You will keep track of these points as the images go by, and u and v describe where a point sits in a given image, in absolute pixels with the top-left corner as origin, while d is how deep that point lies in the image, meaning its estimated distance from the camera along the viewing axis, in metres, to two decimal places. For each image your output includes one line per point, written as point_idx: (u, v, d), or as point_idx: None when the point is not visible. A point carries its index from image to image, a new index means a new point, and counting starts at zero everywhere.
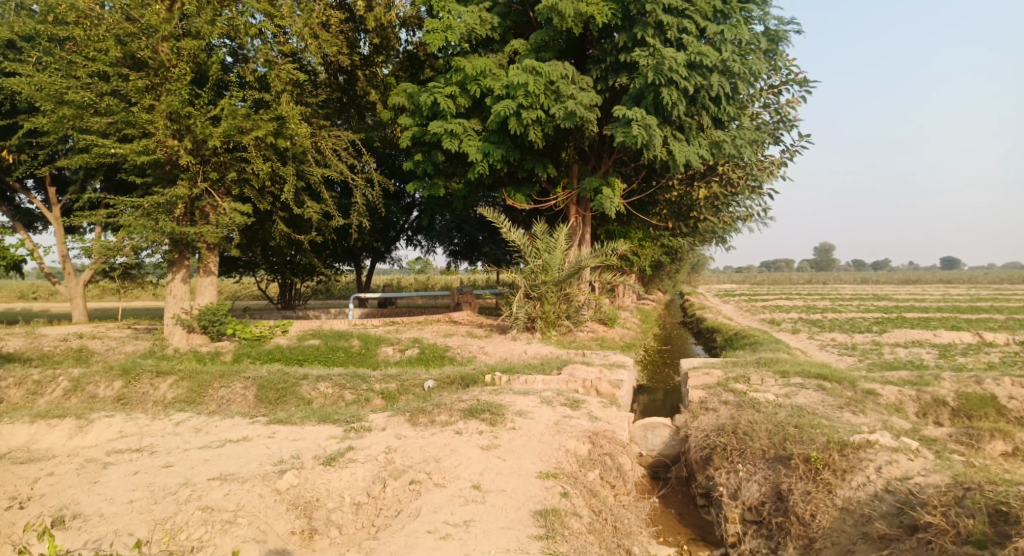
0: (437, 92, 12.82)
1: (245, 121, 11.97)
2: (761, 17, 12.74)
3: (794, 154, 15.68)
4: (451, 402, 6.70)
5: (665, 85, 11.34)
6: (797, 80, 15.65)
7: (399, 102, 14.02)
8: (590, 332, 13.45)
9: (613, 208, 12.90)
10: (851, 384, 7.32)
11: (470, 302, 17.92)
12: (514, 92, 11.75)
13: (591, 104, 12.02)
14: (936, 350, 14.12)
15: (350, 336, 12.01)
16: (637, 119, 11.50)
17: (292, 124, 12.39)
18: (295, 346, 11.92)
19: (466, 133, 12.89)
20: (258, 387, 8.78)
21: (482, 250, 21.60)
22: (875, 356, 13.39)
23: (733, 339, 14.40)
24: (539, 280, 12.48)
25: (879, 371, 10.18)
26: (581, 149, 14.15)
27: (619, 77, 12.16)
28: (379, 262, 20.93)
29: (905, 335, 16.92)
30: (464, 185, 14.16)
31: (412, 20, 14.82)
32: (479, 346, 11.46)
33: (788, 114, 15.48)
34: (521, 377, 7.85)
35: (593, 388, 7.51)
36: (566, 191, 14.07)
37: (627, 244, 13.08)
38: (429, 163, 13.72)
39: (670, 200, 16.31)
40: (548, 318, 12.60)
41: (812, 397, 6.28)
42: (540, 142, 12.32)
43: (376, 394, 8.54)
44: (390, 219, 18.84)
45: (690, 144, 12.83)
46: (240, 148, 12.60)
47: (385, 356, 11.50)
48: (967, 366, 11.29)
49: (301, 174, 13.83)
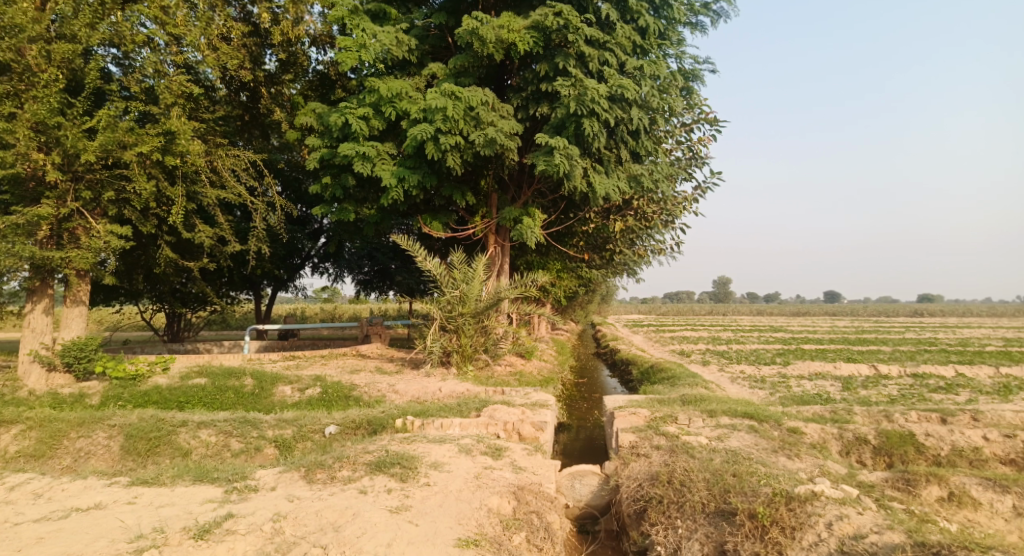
0: (348, 112, 12.06)
1: (128, 136, 10.77)
2: (676, 56, 12.86)
3: (705, 190, 15.93)
4: (355, 453, 5.90)
5: (587, 116, 11.14)
6: (708, 120, 16.01)
7: (306, 122, 13.13)
8: (507, 367, 12.87)
9: (532, 239, 12.50)
10: (777, 424, 7.11)
11: (380, 333, 16.96)
12: (432, 116, 11.21)
13: (510, 132, 11.65)
14: (840, 382, 14.52)
15: (243, 375, 10.85)
16: (558, 148, 11.20)
17: (183, 140, 11.28)
18: (177, 387, 10.61)
19: (380, 157, 12.17)
20: (126, 436, 7.61)
21: (394, 280, 20.70)
22: (785, 389, 13.57)
23: (649, 372, 14.23)
24: (455, 312, 11.83)
25: (795, 406, 10.17)
26: (500, 177, 13.76)
27: (539, 106, 11.87)
28: (282, 291, 19.57)
29: (809, 367, 17.44)
30: (377, 211, 13.36)
31: (323, 37, 14.02)
32: (389, 384, 10.63)
33: (699, 152, 15.75)
34: (437, 421, 7.15)
35: (515, 431, 6.92)
36: (484, 220, 13.61)
37: (545, 275, 12.69)
38: (338, 187, 12.86)
39: (587, 232, 16.17)
40: (464, 352, 11.94)
41: (745, 440, 5.93)
42: (458, 169, 11.79)
43: (268, 443, 7.58)
44: (295, 246, 17.67)
45: (610, 176, 12.68)
46: (121, 165, 11.30)
47: (282, 396, 10.42)
48: (871, 400, 11.57)
49: (192, 195, 12.60)
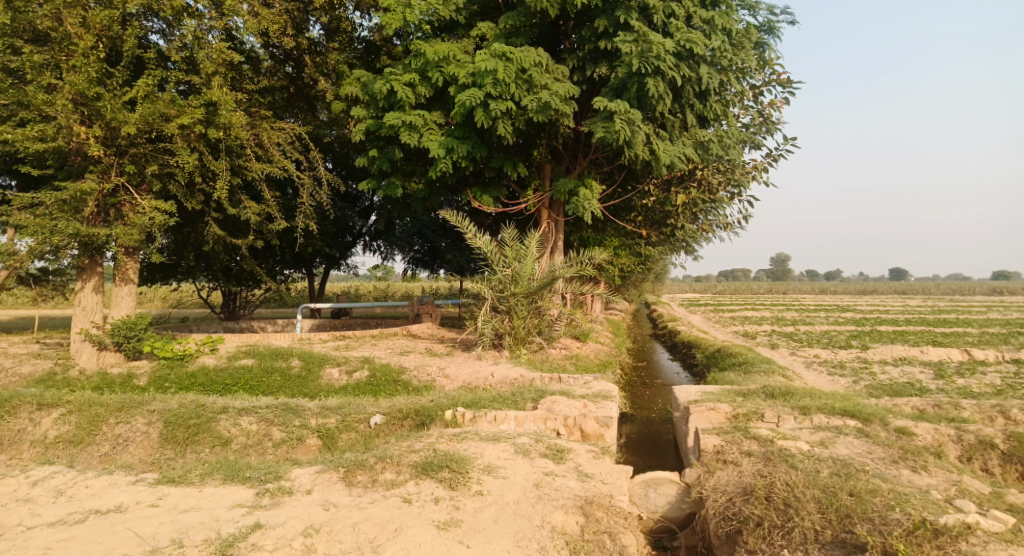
0: (393, 79, 11.39)
1: (170, 107, 10.43)
2: (749, 7, 11.63)
3: (777, 158, 14.64)
4: (399, 452, 5.24)
5: (652, 74, 10.11)
6: (779, 82, 14.69)
7: (351, 91, 12.54)
8: (563, 349, 12.10)
9: (589, 212, 11.63)
10: (881, 423, 6.13)
11: (430, 313, 16.41)
12: (481, 79, 10.42)
13: (566, 96, 10.72)
14: (930, 370, 13.18)
15: (289, 356, 10.42)
16: (619, 112, 10.25)
17: (224, 112, 10.85)
18: (223, 368, 10.26)
19: (427, 127, 11.46)
20: (164, 424, 7.19)
21: (445, 258, 20.13)
22: (869, 376, 12.37)
23: (715, 356, 13.24)
24: (507, 292, 11.11)
25: (888, 398, 9.07)
26: (554, 147, 12.91)
27: (598, 67, 10.89)
28: (333, 269, 19.25)
29: (891, 352, 16.02)
30: (425, 185, 12.69)
31: (366, 1, 13.34)
32: (439, 367, 10.02)
33: (770, 117, 14.47)
34: (490, 413, 6.46)
35: (577, 427, 6.19)
36: (537, 193, 12.78)
37: (604, 252, 11.80)
38: (385, 160, 12.24)
39: (647, 206, 15.15)
40: (517, 334, 11.23)
41: (856, 447, 4.99)
42: (510, 137, 10.96)
43: (310, 432, 7.08)
44: (345, 223, 17.27)
45: (675, 142, 11.65)
46: (165, 138, 10.95)
47: (329, 380, 9.94)
48: (972, 391, 10.32)
49: (237, 169, 12.21)
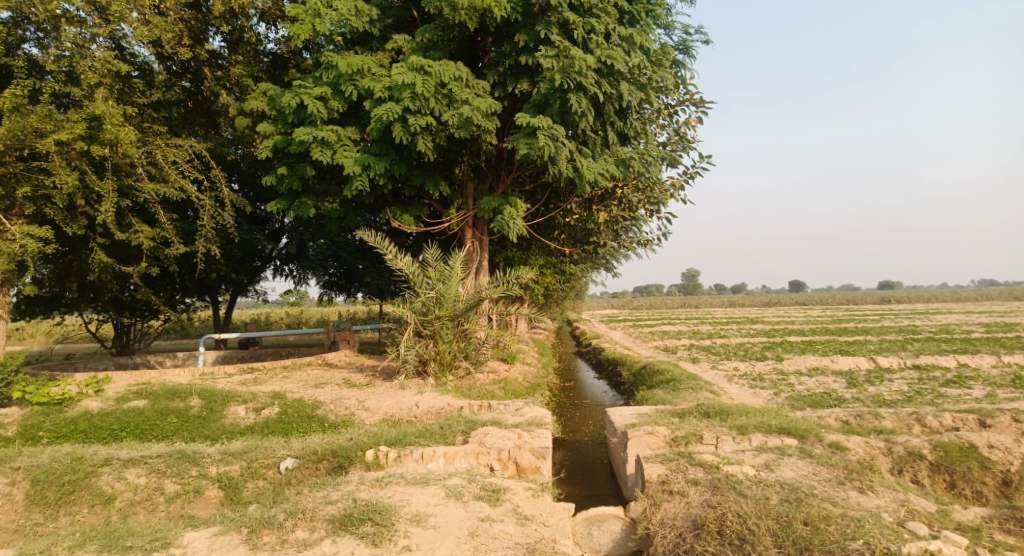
0: (303, 92, 10.74)
1: (45, 121, 9.36)
2: (665, 26, 11.79)
3: (693, 175, 14.91)
4: (313, 504, 4.64)
5: (574, 90, 9.99)
6: (692, 101, 15.03)
7: (257, 106, 11.74)
8: (490, 374, 11.65)
9: (513, 231, 11.33)
10: (818, 439, 6.04)
11: (347, 339, 15.57)
12: (398, 93, 9.95)
13: (487, 111, 10.42)
14: (843, 378, 13.62)
15: (188, 395, 9.44)
16: (543, 128, 10.06)
17: (110, 126, 9.77)
18: (111, 412, 9.15)
19: (341, 143, 10.85)
20: (32, 483, 6.21)
21: (362, 281, 19.31)
22: (788, 388, 12.61)
23: (642, 374, 13.16)
24: (431, 315, 10.59)
25: (813, 410, 9.15)
26: (476, 164, 12.58)
27: (519, 82, 10.68)
28: (241, 296, 18.03)
29: (805, 362, 16.53)
30: (340, 205, 12.02)
31: (273, 12, 12.62)
32: (358, 399, 9.34)
33: (686, 136, 14.74)
34: (416, 450, 5.92)
35: (511, 460, 5.78)
36: (460, 212, 12.37)
37: (530, 271, 11.51)
38: (296, 178, 11.49)
39: (569, 224, 15.05)
40: (442, 360, 10.69)
41: (801, 469, 4.81)
42: (430, 154, 10.52)
43: (209, 483, 6.33)
44: (253, 247, 16.21)
45: (597, 159, 11.57)
46: (40, 156, 9.79)
47: (234, 419, 9.05)
48: (887, 399, 10.64)
49: (127, 190, 11.11)
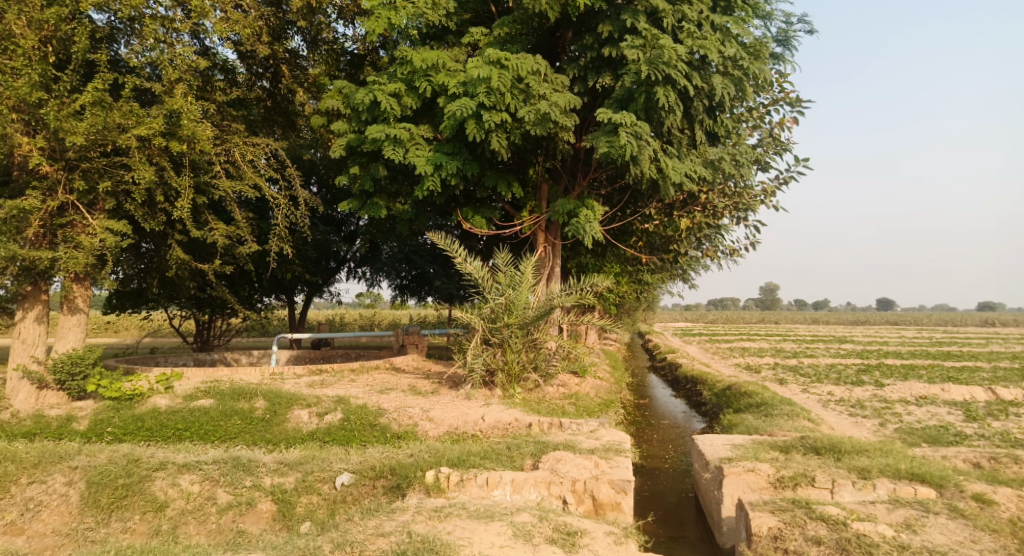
0: (376, 89, 10.43)
1: (127, 117, 9.45)
2: (764, 16, 10.80)
3: (786, 180, 13.72)
4: (364, 536, 4.09)
5: (661, 83, 9.20)
6: (787, 101, 13.88)
7: (331, 105, 11.53)
8: (562, 387, 10.94)
9: (590, 236, 10.62)
10: (959, 488, 5.01)
11: (416, 344, 15.22)
12: (472, 89, 9.45)
13: (566, 108, 9.79)
14: (960, 410, 12.08)
15: (253, 396, 9.22)
16: (625, 125, 9.32)
17: (188, 122, 9.74)
18: (178, 409, 9.03)
19: (413, 142, 10.46)
20: (88, 484, 5.99)
21: (433, 285, 19.01)
22: (895, 418, 11.26)
23: (727, 394, 12.12)
24: (500, 323, 10.01)
25: (934, 448, 7.95)
26: (552, 166, 11.95)
27: (601, 77, 9.97)
28: (314, 297, 18.06)
29: (911, 389, 14.91)
30: (411, 206, 11.66)
31: (349, 10, 12.46)
32: (422, 409, 8.84)
33: (779, 138, 13.60)
34: (482, 475, 5.29)
35: (587, 494, 5.09)
36: (533, 215, 11.75)
37: (607, 279, 10.75)
38: (366, 178, 11.20)
39: (648, 230, 14.17)
40: (511, 371, 10.08)
41: (952, 533, 3.87)
42: (504, 153, 9.95)
43: (263, 495, 5.93)
44: (327, 248, 16.19)
45: (683, 160, 10.68)
46: (120, 152, 9.88)
47: (297, 423, 8.73)
48: (1020, 438, 9.22)
49: (203, 188, 11.11)
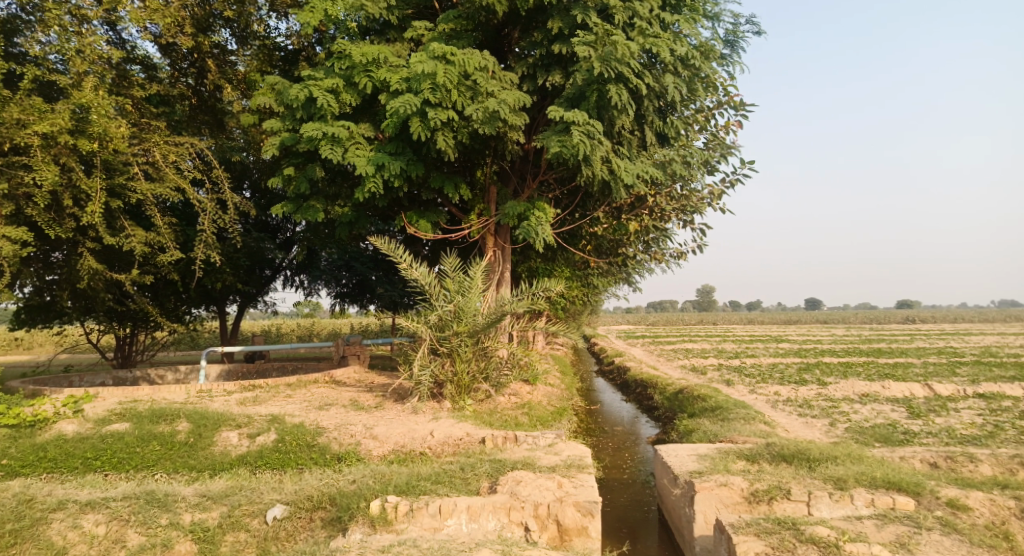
0: (312, 85, 9.74)
1: (28, 112, 8.46)
2: (712, 16, 10.69)
3: (732, 183, 13.69)
4: None
5: (613, 81, 8.91)
6: (732, 104, 13.87)
7: (263, 102, 10.71)
8: (513, 397, 10.47)
9: (540, 239, 10.22)
10: (938, 495, 4.79)
11: (357, 355, 14.45)
12: (417, 85, 8.90)
13: (515, 106, 9.36)
14: (904, 408, 12.23)
15: (176, 419, 8.38)
16: (577, 124, 8.96)
17: (98, 117, 8.82)
18: (88, 435, 8.09)
19: (353, 141, 9.79)
20: None
21: (375, 293, 18.23)
22: (844, 418, 11.28)
23: (680, 399, 11.90)
24: (449, 332, 9.47)
25: (893, 449, 7.84)
26: (500, 167, 11.51)
27: (550, 74, 9.60)
28: (248, 307, 17.01)
29: (855, 387, 15.12)
30: (351, 209, 10.98)
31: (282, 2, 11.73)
32: (365, 426, 8.20)
33: (725, 140, 13.57)
34: (434, 503, 4.77)
35: (549, 522, 4.67)
36: (481, 218, 11.23)
37: (558, 283, 10.36)
38: (302, 180, 10.44)
39: (597, 233, 13.89)
40: (460, 382, 9.56)
41: (949, 551, 3.58)
42: (451, 154, 9.42)
43: (182, 535, 5.21)
44: (261, 256, 15.25)
45: (635, 161, 10.43)
46: (20, 151, 8.81)
47: (226, 446, 7.95)
48: (968, 434, 9.29)
49: (118, 191, 10.14)
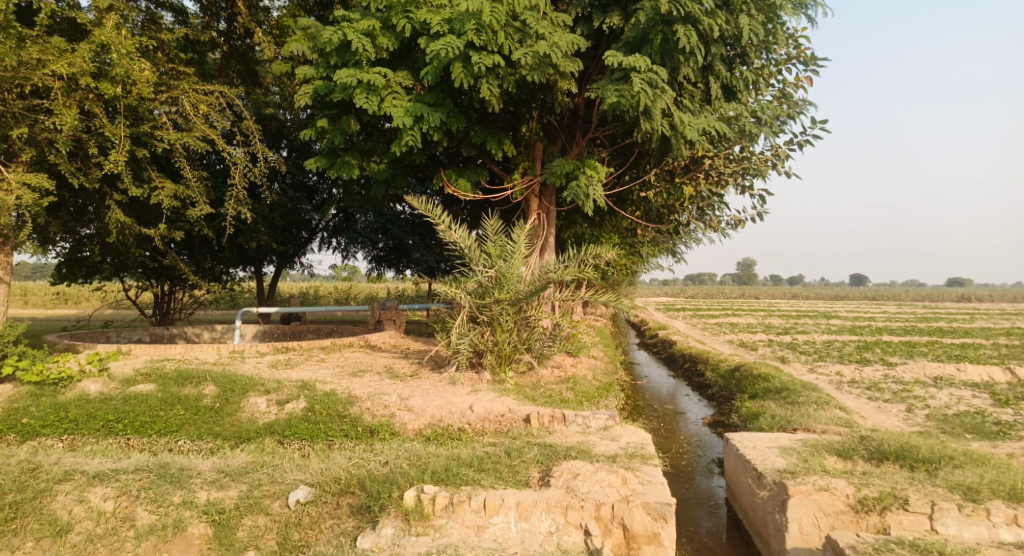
0: (346, 27, 8.95)
1: (46, 51, 7.95)
2: None
3: (799, 144, 12.50)
4: None
5: (681, 21, 7.90)
6: (802, 57, 12.58)
7: (295, 48, 10.00)
8: (557, 370, 9.75)
9: (590, 200, 9.35)
10: None
11: (393, 320, 13.88)
12: (459, 26, 8.03)
13: (568, 50, 8.41)
14: (986, 395, 11.11)
15: (203, 382, 7.89)
16: (639, 70, 7.99)
17: (120, 57, 8.23)
18: (111, 396, 7.65)
19: (389, 90, 9.01)
20: None
21: (412, 257, 17.62)
22: (921, 404, 10.25)
23: (737, 378, 11.01)
24: (490, 298, 8.74)
25: (995, 445, 6.87)
26: (549, 121, 10.62)
27: (608, 15, 8.62)
28: (284, 268, 16.57)
29: (925, 370, 13.96)
30: (387, 166, 10.26)
31: None
32: (400, 396, 7.57)
33: (794, 97, 12.34)
34: (478, 497, 4.13)
35: (611, 527, 3.97)
36: (526, 176, 10.34)
37: (609, 249, 9.51)
38: (335, 134, 9.73)
39: (649, 197, 12.91)
40: (501, 352, 8.85)
41: None
42: (496, 105, 8.55)
43: (196, 516, 4.65)
44: (297, 216, 14.74)
45: (698, 115, 9.39)
46: (41, 93, 8.34)
47: (252, 412, 7.42)
48: None
49: (145, 141, 9.63)
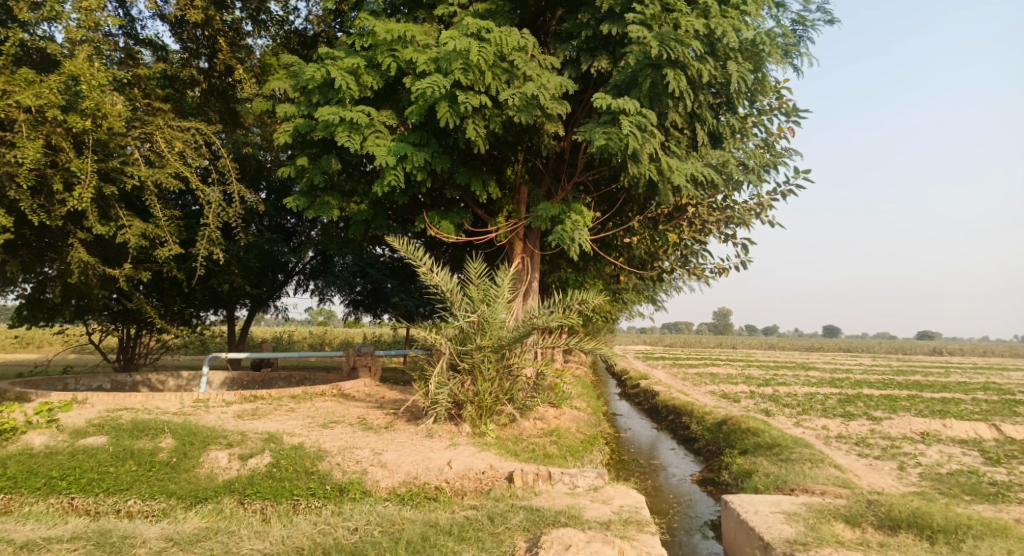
0: (330, 64, 8.77)
1: (13, 82, 7.62)
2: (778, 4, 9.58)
3: (782, 193, 12.50)
4: None
5: (671, 67, 7.84)
6: (784, 109, 12.69)
7: (277, 86, 9.78)
8: (540, 423, 9.31)
9: (577, 246, 9.11)
10: None
11: (369, 367, 13.35)
12: (447, 64, 7.89)
13: (556, 93, 8.30)
14: (977, 452, 10.87)
15: (160, 434, 7.33)
16: (628, 114, 7.88)
17: (92, 90, 7.92)
18: (59, 449, 7.05)
19: (372, 128, 8.78)
20: None
21: (390, 302, 17.17)
22: (913, 461, 9.96)
23: (725, 432, 10.64)
24: (472, 345, 8.35)
25: (1001, 507, 6.55)
26: (534, 164, 10.46)
27: (596, 60, 8.57)
28: (257, 312, 16.00)
29: (912, 424, 13.72)
30: (367, 206, 9.96)
31: None
32: (375, 451, 7.07)
33: (777, 147, 12.39)
34: None
35: None
36: (510, 220, 10.10)
37: (595, 296, 9.23)
38: (315, 172, 9.43)
39: (634, 244, 12.73)
40: (482, 403, 8.42)
41: None
42: (481, 145, 8.36)
43: None
44: (272, 258, 14.30)
45: (686, 161, 9.29)
46: (5, 124, 7.95)
47: (213, 468, 6.87)
48: None
49: (114, 177, 9.23)
